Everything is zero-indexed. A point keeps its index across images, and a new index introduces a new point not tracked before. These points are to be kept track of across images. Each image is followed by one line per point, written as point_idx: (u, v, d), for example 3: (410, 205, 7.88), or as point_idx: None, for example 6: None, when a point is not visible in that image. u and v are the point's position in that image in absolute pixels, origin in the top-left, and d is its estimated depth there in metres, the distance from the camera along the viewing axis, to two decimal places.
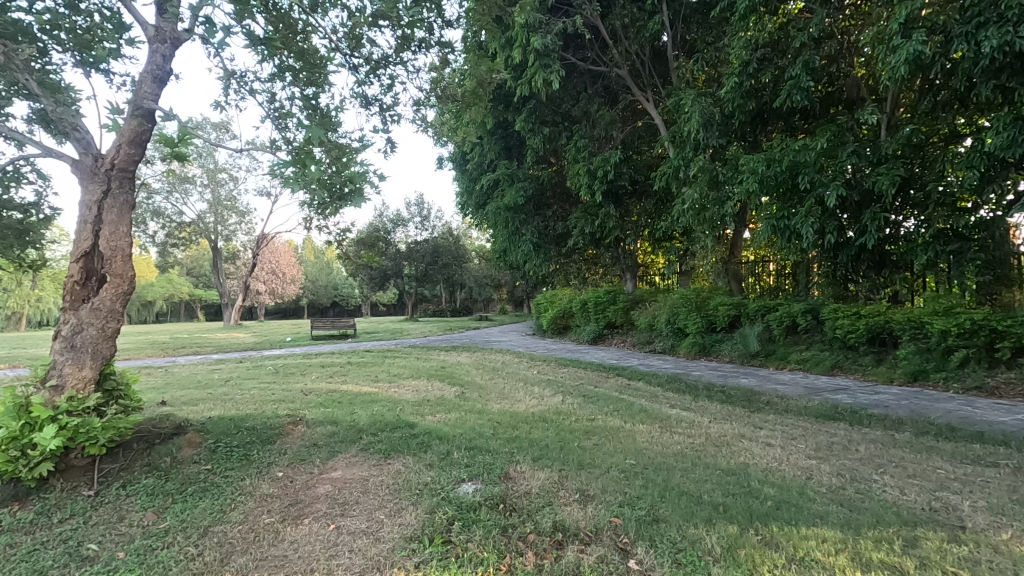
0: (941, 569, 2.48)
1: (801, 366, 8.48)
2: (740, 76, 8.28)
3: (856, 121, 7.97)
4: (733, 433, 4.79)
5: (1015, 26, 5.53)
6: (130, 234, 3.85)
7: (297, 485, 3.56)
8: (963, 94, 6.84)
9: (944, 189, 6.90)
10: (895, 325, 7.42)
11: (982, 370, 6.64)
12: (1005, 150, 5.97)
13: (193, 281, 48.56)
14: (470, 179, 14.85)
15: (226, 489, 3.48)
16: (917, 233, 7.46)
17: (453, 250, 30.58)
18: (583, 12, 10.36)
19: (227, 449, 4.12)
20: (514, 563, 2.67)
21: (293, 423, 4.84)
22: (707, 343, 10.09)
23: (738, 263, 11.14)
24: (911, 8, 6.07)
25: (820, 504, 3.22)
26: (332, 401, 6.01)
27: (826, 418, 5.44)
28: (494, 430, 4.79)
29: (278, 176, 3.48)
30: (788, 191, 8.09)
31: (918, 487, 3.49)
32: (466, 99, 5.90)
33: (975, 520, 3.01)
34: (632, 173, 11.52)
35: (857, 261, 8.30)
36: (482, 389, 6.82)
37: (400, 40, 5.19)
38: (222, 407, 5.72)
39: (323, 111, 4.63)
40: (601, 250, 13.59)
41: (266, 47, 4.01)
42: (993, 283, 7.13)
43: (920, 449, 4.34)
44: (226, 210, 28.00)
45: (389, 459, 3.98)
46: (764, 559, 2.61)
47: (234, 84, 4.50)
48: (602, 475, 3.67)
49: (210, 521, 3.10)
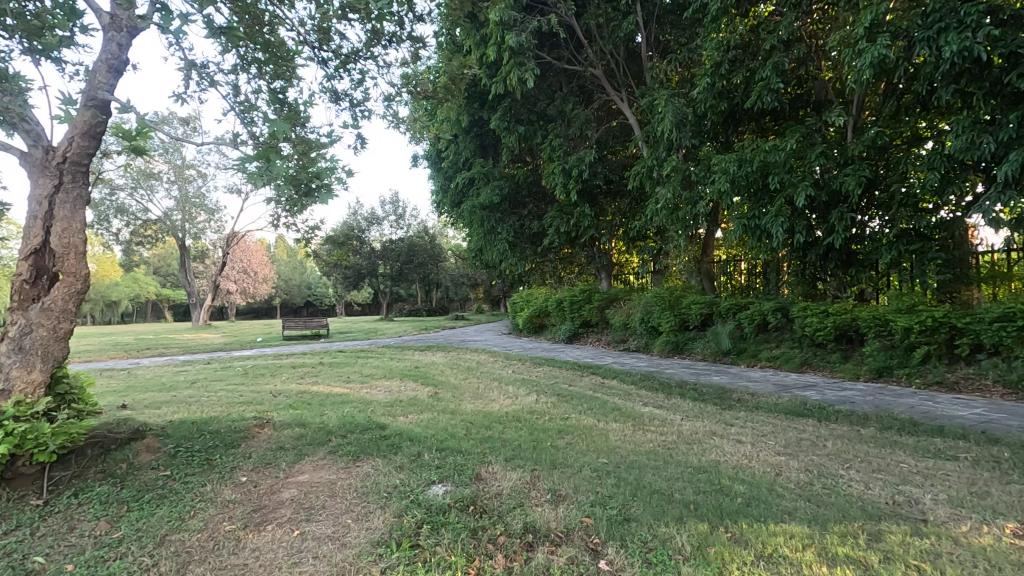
0: (904, 563, 2.52)
1: (771, 363, 8.64)
2: (712, 77, 8.41)
3: (823, 123, 8.15)
4: (704, 431, 4.81)
5: (973, 32, 5.73)
6: (84, 231, 3.67)
7: (261, 491, 3.45)
8: (924, 98, 7.04)
9: (907, 191, 7.09)
10: (861, 323, 7.59)
11: (943, 366, 6.85)
12: (965, 152, 6.15)
13: (160, 280, 47.24)
14: (446, 177, 14.75)
15: (186, 495, 3.35)
16: (881, 233, 7.62)
17: (428, 249, 30.36)
18: (557, 10, 10.40)
19: (188, 454, 3.97)
20: (484, 566, 2.61)
21: (259, 426, 4.69)
22: (681, 341, 10.20)
23: (710, 263, 11.29)
24: (876, 13, 6.26)
25: (789, 500, 3.25)
26: (302, 402, 5.87)
27: (795, 415, 5.53)
28: (467, 430, 4.75)
29: (243, 172, 3.37)
30: (758, 191, 8.23)
31: (882, 482, 3.56)
32: (439, 95, 5.81)
33: (936, 513, 3.07)
34: (607, 173, 11.55)
35: (825, 260, 8.46)
36: (456, 389, 6.75)
37: (370, 34, 5.10)
38: (186, 410, 5.51)
39: (291, 106, 4.51)
40: (576, 249, 13.63)
41: (228, 38, 3.87)
42: (953, 282, 7.32)
43: (883, 443, 4.43)
44: (194, 207, 27.23)
45: (358, 462, 3.89)
46: (733, 557, 2.61)
47: (198, 75, 4.37)
48: (574, 475, 3.65)
49: (168, 529, 2.98)
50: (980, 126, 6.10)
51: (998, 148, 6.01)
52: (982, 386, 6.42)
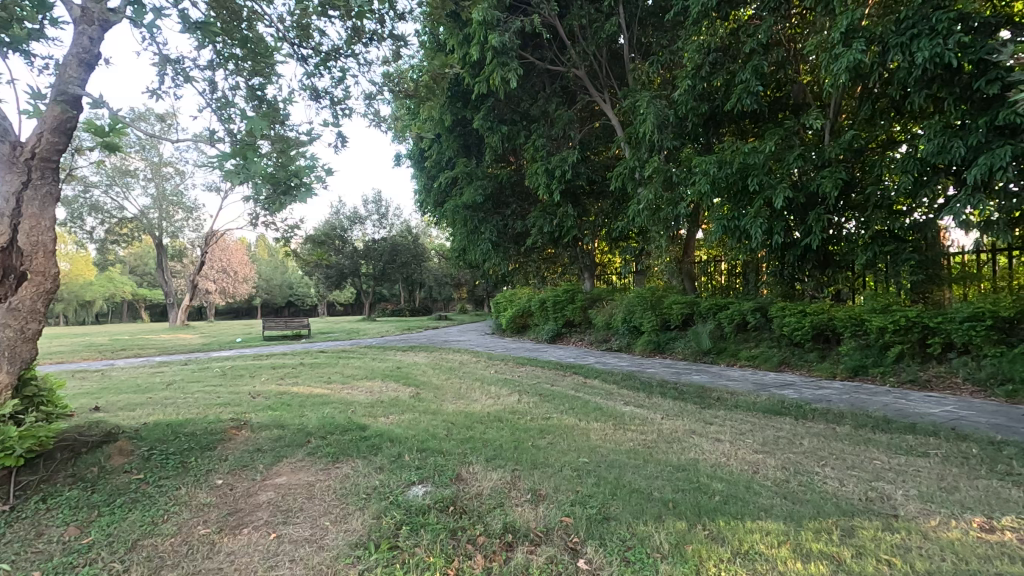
0: (875, 558, 2.57)
1: (750, 362, 8.76)
2: (692, 79, 8.50)
3: (801, 126, 8.30)
4: (684, 430, 4.86)
5: (945, 39, 5.90)
6: (53, 229, 3.57)
7: (237, 493, 3.39)
8: (898, 102, 7.20)
9: (883, 193, 7.22)
10: (838, 322, 7.72)
11: (915, 365, 7.01)
12: (936, 155, 6.31)
13: (136, 279, 46.29)
14: (429, 177, 14.69)
15: (159, 499, 3.29)
16: (857, 234, 7.77)
17: (412, 249, 30.27)
18: (540, 11, 10.42)
19: (162, 456, 3.90)
20: (463, 566, 2.61)
21: (236, 428, 4.61)
22: (662, 341, 10.29)
23: (691, 263, 11.40)
24: (852, 18, 6.39)
25: (766, 498, 3.30)
26: (282, 404, 5.78)
27: (773, 413, 5.61)
28: (449, 430, 4.74)
29: (218, 170, 3.33)
30: (737, 192, 8.34)
31: (856, 478, 3.63)
32: (420, 94, 5.76)
33: (906, 508, 3.14)
34: (589, 173, 11.61)
35: (803, 260, 8.59)
36: (438, 390, 6.72)
37: (351, 31, 5.06)
38: (161, 412, 5.40)
39: (270, 103, 4.46)
40: (559, 249, 13.67)
41: (203, 33, 3.81)
42: (926, 282, 7.47)
43: (858, 441, 4.52)
44: (172, 206, 26.71)
45: (337, 464, 3.85)
46: (710, 554, 2.64)
47: (174, 70, 4.32)
48: (555, 474, 3.65)
49: (139, 534, 2.91)
50: (951, 130, 6.26)
51: (968, 153, 6.17)
52: (953, 384, 6.58)
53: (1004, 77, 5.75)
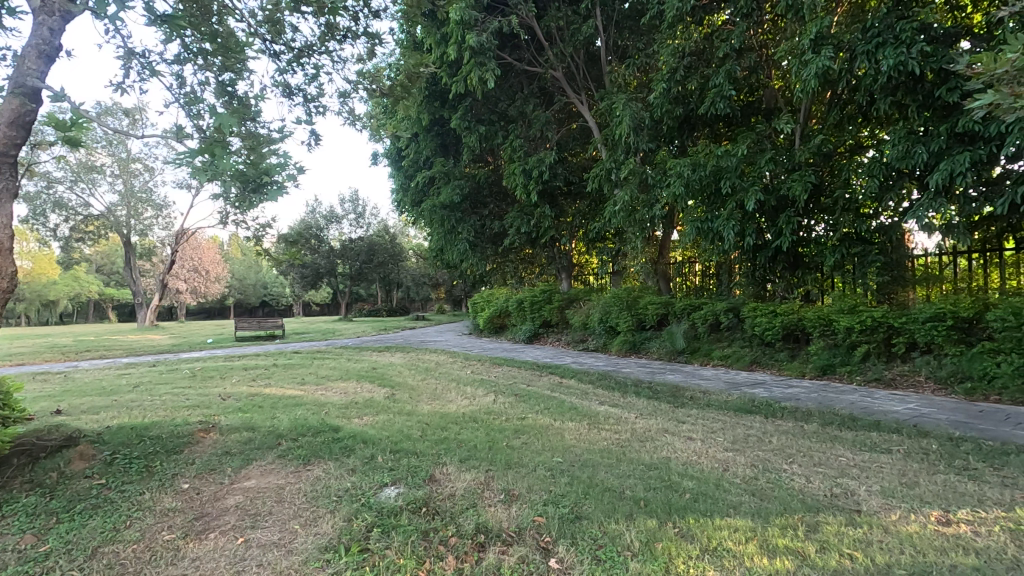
0: (838, 552, 2.64)
1: (723, 362, 8.90)
2: (668, 82, 8.64)
3: (773, 130, 8.46)
4: (657, 428, 4.93)
5: (908, 48, 6.11)
6: (10, 226, 3.42)
7: (204, 497, 3.32)
8: (865, 108, 7.40)
9: (850, 196, 7.41)
10: (807, 323, 7.90)
11: (881, 364, 7.23)
12: (901, 160, 6.50)
13: (103, 279, 44.93)
14: (406, 176, 14.58)
15: (122, 505, 3.20)
16: (826, 236, 7.95)
17: (389, 249, 30.01)
18: (518, 12, 10.44)
19: (126, 461, 3.79)
20: (434, 567, 2.60)
21: (204, 430, 4.51)
22: (637, 341, 10.40)
23: (667, 264, 11.52)
24: (821, 26, 6.57)
25: (735, 495, 3.35)
26: (253, 405, 5.68)
27: (743, 412, 5.71)
28: (423, 431, 4.71)
29: (185, 167, 3.26)
30: (711, 195, 8.48)
31: (822, 475, 3.72)
32: (395, 94, 5.70)
33: (869, 503, 3.23)
34: (566, 174, 11.68)
35: (773, 262, 8.74)
36: (413, 390, 6.69)
37: (324, 28, 4.99)
38: (126, 415, 5.25)
39: (241, 99, 4.37)
40: (537, 249, 13.71)
41: (169, 26, 3.71)
42: (891, 283, 7.67)
43: (825, 438, 4.64)
44: (140, 203, 26.02)
45: (308, 466, 3.79)
46: (679, 551, 2.68)
47: (139, 63, 4.22)
48: (528, 474, 3.66)
49: (100, 541, 2.83)
50: (914, 136, 6.47)
51: (930, 158, 6.38)
52: (915, 382, 6.80)
53: (962, 85, 5.96)
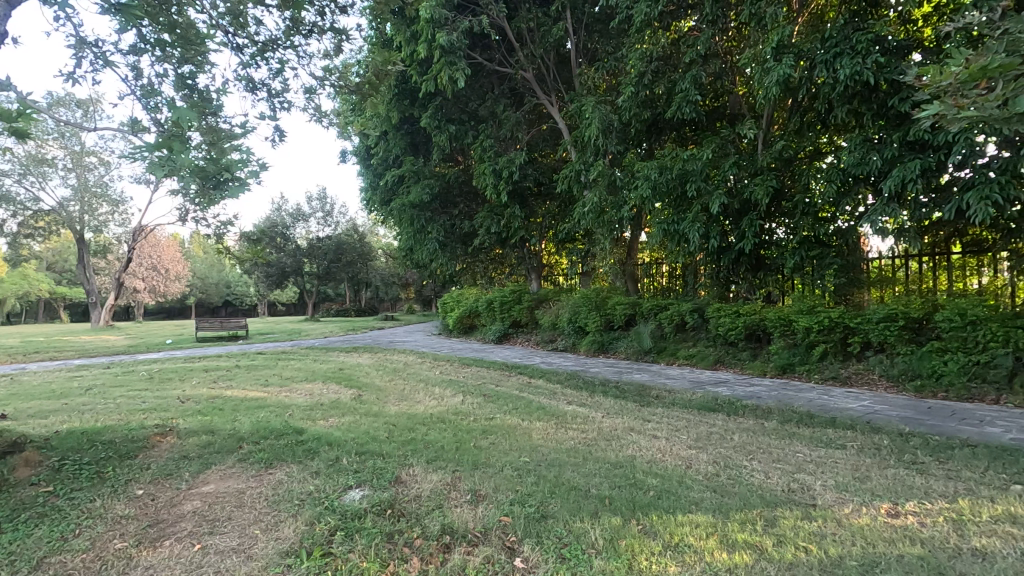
0: (794, 545, 2.72)
1: (688, 361, 9.08)
2: (636, 86, 8.79)
3: (737, 135, 8.68)
4: (623, 427, 5.00)
5: (863, 58, 6.36)
6: None
7: (159, 504, 3.21)
8: (824, 116, 7.65)
9: (809, 201, 7.63)
10: (768, 323, 8.14)
11: (838, 362, 7.49)
12: (857, 166, 6.74)
13: (54, 277, 42.96)
14: (375, 174, 14.41)
15: (71, 513, 3.06)
16: (786, 239, 8.19)
17: (358, 248, 29.61)
18: (489, 12, 10.45)
19: (75, 467, 3.63)
20: (398, 570, 2.57)
21: (161, 434, 4.35)
22: (606, 341, 10.52)
23: (634, 265, 11.66)
24: (782, 35, 6.78)
25: (697, 491, 3.43)
26: (214, 408, 5.51)
27: (707, 410, 5.85)
28: (390, 433, 4.65)
29: (142, 161, 3.16)
30: (677, 198, 8.64)
31: (780, 470, 3.83)
32: (363, 91, 5.62)
33: (824, 497, 3.35)
34: (536, 175, 11.74)
35: (737, 263, 8.96)
36: (381, 391, 6.63)
37: (289, 23, 4.89)
38: (77, 420, 5.04)
39: (201, 92, 4.25)
40: (507, 250, 13.71)
41: (126, 15, 3.58)
42: (847, 285, 7.94)
43: (784, 435, 4.78)
44: (95, 198, 25.02)
45: (271, 469, 3.71)
46: (642, 548, 2.72)
47: (92, 53, 4.06)
48: (495, 475, 3.66)
49: (46, 551, 2.71)
50: (869, 144, 6.73)
51: (883, 165, 6.65)
52: (869, 380, 7.06)
53: (913, 96, 6.24)
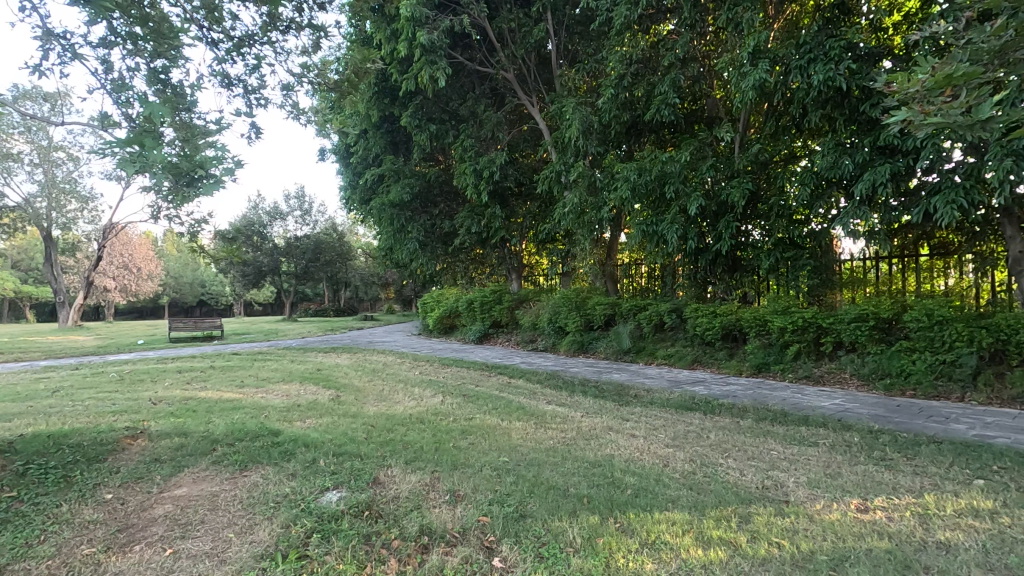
0: (767, 541, 2.78)
1: (666, 361, 9.19)
2: (615, 88, 8.87)
3: (714, 138, 8.81)
4: (602, 426, 5.04)
5: (836, 64, 6.52)
6: None
7: (129, 508, 3.13)
8: (799, 120, 7.80)
9: (783, 203, 7.78)
10: (744, 323, 8.27)
11: (811, 362, 7.65)
12: (829, 170, 6.90)
13: (20, 275, 41.63)
14: (355, 173, 14.27)
15: (35, 519, 2.97)
16: (762, 241, 8.33)
17: (337, 248, 29.36)
18: (469, 11, 10.42)
19: (41, 471, 3.53)
20: (375, 572, 2.56)
21: (131, 437, 4.25)
22: (586, 341, 10.58)
23: (614, 265, 11.75)
24: (758, 40, 6.90)
25: (673, 489, 3.47)
26: (187, 409, 5.40)
27: (684, 409, 5.92)
28: (368, 434, 4.60)
29: (113, 157, 3.10)
30: (656, 199, 8.73)
31: (755, 468, 3.90)
32: (342, 88, 5.55)
33: (796, 494, 3.42)
34: (517, 175, 11.75)
35: (714, 264, 9.08)
36: (359, 391, 6.57)
37: (266, 18, 4.82)
38: (43, 422, 4.90)
39: (175, 87, 4.16)
40: (487, 250, 13.68)
41: (96, 7, 3.50)
42: (821, 286, 8.11)
43: (759, 433, 4.87)
44: (63, 195, 24.31)
45: (245, 472, 3.65)
46: (620, 546, 2.74)
47: (59, 46, 3.95)
48: (474, 475, 3.65)
49: (9, 558, 2.62)
50: (841, 148, 6.88)
51: (855, 169, 6.81)
52: (841, 379, 7.23)
53: (883, 102, 6.41)
